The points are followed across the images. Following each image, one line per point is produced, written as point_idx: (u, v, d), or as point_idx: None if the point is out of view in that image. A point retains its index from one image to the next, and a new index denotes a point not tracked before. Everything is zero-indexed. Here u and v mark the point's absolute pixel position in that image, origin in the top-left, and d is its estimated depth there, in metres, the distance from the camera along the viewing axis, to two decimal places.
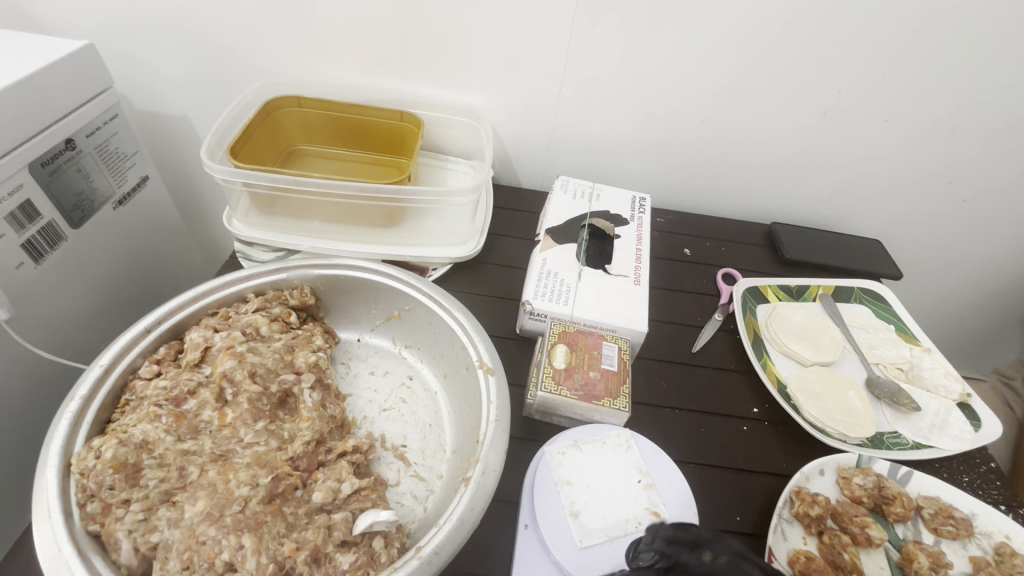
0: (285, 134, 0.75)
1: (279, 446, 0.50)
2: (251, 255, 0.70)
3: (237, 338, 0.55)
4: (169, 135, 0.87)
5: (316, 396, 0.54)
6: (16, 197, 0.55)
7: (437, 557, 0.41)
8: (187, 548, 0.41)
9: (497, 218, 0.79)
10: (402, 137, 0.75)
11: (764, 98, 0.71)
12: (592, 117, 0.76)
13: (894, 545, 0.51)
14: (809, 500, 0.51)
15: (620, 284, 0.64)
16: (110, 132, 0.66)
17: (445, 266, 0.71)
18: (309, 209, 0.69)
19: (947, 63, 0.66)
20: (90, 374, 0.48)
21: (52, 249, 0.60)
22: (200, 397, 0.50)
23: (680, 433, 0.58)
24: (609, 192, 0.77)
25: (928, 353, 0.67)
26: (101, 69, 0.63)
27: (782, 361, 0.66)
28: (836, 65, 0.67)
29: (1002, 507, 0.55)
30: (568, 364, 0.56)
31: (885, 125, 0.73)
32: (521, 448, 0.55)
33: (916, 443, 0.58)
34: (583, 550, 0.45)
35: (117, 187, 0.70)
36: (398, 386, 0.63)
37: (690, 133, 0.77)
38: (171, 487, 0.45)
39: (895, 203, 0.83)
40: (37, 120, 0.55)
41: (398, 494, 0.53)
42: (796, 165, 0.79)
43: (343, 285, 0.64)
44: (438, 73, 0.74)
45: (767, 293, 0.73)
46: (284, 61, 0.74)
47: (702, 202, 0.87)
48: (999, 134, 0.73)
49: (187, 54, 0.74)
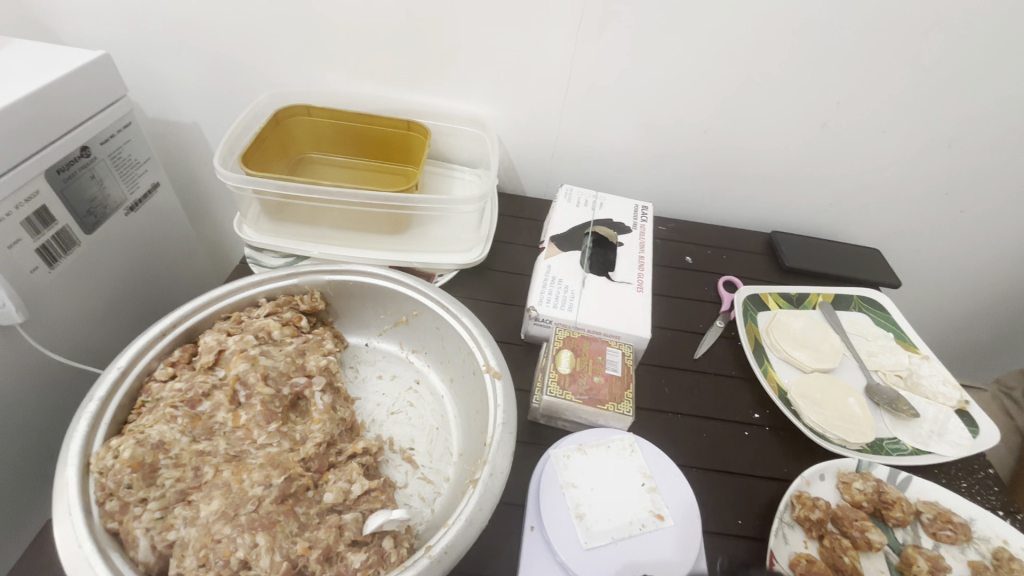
0: (294, 141, 0.77)
1: (291, 447, 0.51)
2: (261, 261, 0.71)
3: (249, 342, 0.56)
4: (179, 142, 0.88)
5: (326, 399, 0.55)
6: (32, 203, 0.56)
7: (446, 557, 0.42)
8: (203, 546, 0.42)
9: (501, 225, 0.80)
10: (409, 145, 0.77)
11: (764, 108, 0.73)
12: (595, 127, 0.78)
13: (894, 549, 0.52)
14: (809, 504, 0.52)
15: (623, 291, 0.65)
16: (124, 140, 0.68)
17: (451, 272, 0.72)
18: (318, 216, 0.70)
19: (942, 77, 0.68)
20: (108, 376, 0.49)
21: (65, 254, 0.62)
22: (214, 399, 0.51)
23: (682, 438, 0.59)
24: (612, 200, 0.78)
25: (926, 360, 0.68)
26: (117, 78, 0.64)
27: (782, 368, 0.67)
28: (834, 79, 0.69)
29: (1000, 513, 0.56)
30: (572, 368, 0.57)
31: (883, 137, 0.75)
32: (526, 451, 0.56)
33: (915, 449, 0.59)
34: (588, 551, 0.46)
35: (128, 194, 0.71)
36: (405, 390, 0.64)
37: (691, 143, 0.78)
38: (187, 487, 0.46)
39: (893, 213, 0.85)
40: (54, 128, 0.57)
41: (406, 496, 0.54)
42: (796, 175, 0.81)
43: (352, 290, 0.65)
44: (445, 83, 0.75)
45: (767, 300, 0.74)
46: (295, 71, 0.76)
47: (703, 210, 0.88)
48: (994, 146, 0.75)
49: (200, 63, 0.76)
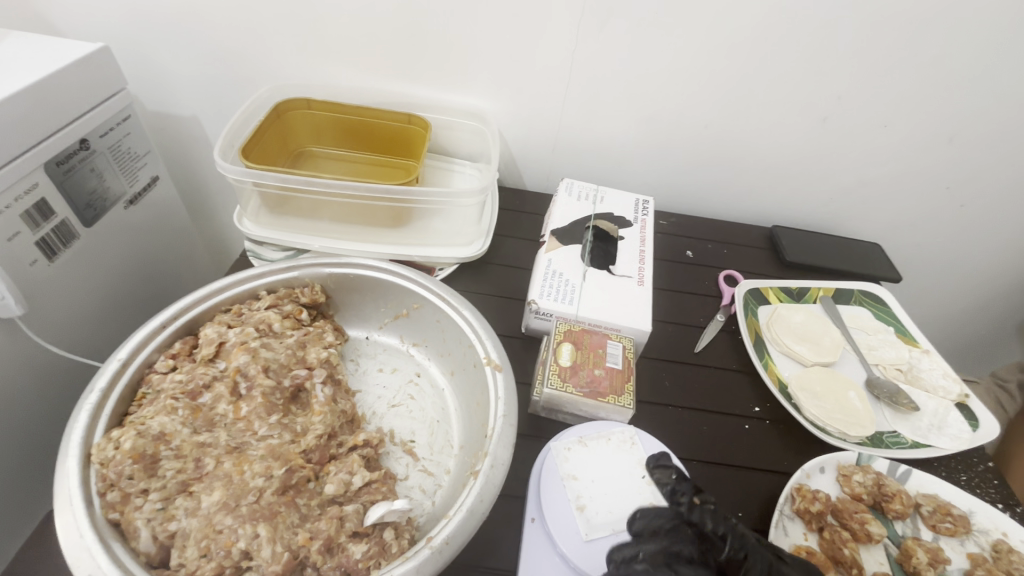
0: (294, 135, 0.76)
1: (292, 439, 0.51)
2: (261, 254, 0.71)
3: (250, 334, 0.56)
4: (179, 136, 0.88)
5: (328, 391, 0.55)
6: (32, 196, 0.56)
7: (447, 548, 0.42)
8: (205, 537, 0.43)
9: (502, 219, 0.80)
10: (409, 139, 0.77)
11: (765, 102, 0.73)
12: (596, 120, 0.77)
13: (894, 542, 0.52)
14: (809, 497, 0.52)
15: (624, 284, 0.65)
16: (123, 133, 0.68)
17: (451, 266, 0.72)
18: (319, 209, 0.70)
19: (944, 71, 0.67)
20: (109, 367, 0.49)
21: (64, 247, 0.61)
22: (215, 391, 0.51)
23: (682, 431, 0.59)
24: (613, 194, 0.78)
25: (927, 354, 0.68)
26: (115, 71, 0.64)
27: (783, 362, 0.67)
28: (836, 73, 0.69)
29: (1000, 506, 0.56)
30: (573, 361, 0.57)
31: (884, 132, 0.75)
32: (527, 444, 0.56)
33: (915, 442, 0.60)
34: (589, 543, 0.46)
35: (128, 187, 0.71)
36: (406, 383, 0.64)
37: (692, 138, 0.78)
38: (188, 478, 0.46)
39: (894, 207, 0.85)
40: (52, 120, 0.56)
41: (407, 488, 0.54)
42: (797, 170, 0.81)
43: (352, 284, 0.65)
44: (443, 77, 0.75)
45: (768, 294, 0.74)
46: (295, 64, 0.75)
47: (704, 204, 0.88)
48: (995, 141, 0.75)
49: (198, 55, 0.75)
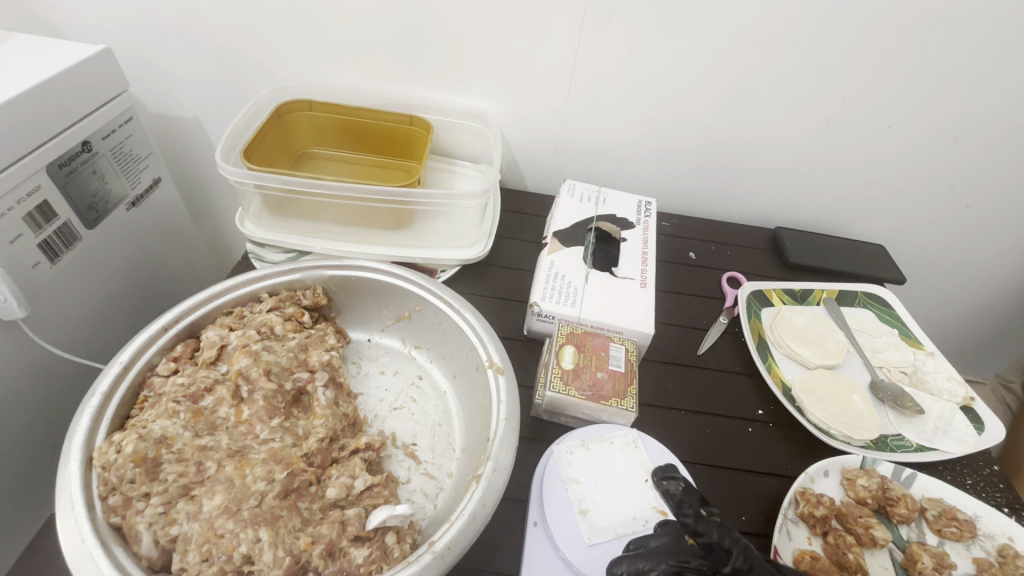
0: (296, 136, 0.76)
1: (293, 442, 0.50)
2: (263, 256, 0.71)
3: (252, 337, 0.56)
4: (181, 137, 0.88)
5: (329, 394, 0.55)
6: (34, 198, 0.56)
7: (449, 552, 0.42)
8: (206, 541, 0.42)
9: (504, 221, 0.80)
10: (411, 140, 0.77)
11: (768, 103, 0.72)
12: (598, 121, 0.77)
13: (898, 546, 0.52)
14: (814, 501, 0.51)
15: (627, 286, 0.65)
16: (125, 134, 0.68)
17: (453, 268, 0.72)
18: (320, 211, 0.70)
19: (948, 71, 0.67)
20: (110, 370, 0.49)
21: (67, 249, 0.61)
22: (216, 395, 0.51)
23: (685, 434, 0.59)
24: (615, 195, 0.78)
25: (931, 357, 0.68)
26: (117, 72, 0.64)
27: (786, 364, 0.67)
28: (839, 73, 0.68)
29: (1006, 510, 0.56)
30: (575, 364, 0.57)
31: (888, 132, 0.74)
32: (529, 448, 0.56)
33: (920, 446, 0.59)
34: (592, 548, 0.46)
35: (130, 189, 0.71)
36: (408, 386, 0.64)
37: (694, 139, 0.78)
38: (189, 482, 0.46)
39: (898, 209, 0.84)
40: (54, 122, 0.56)
41: (409, 491, 0.54)
42: (800, 171, 0.80)
43: (354, 286, 0.64)
44: (445, 78, 0.75)
45: (771, 296, 0.74)
46: (297, 65, 0.75)
47: (707, 206, 0.88)
48: (999, 141, 0.74)
49: (200, 57, 0.75)
